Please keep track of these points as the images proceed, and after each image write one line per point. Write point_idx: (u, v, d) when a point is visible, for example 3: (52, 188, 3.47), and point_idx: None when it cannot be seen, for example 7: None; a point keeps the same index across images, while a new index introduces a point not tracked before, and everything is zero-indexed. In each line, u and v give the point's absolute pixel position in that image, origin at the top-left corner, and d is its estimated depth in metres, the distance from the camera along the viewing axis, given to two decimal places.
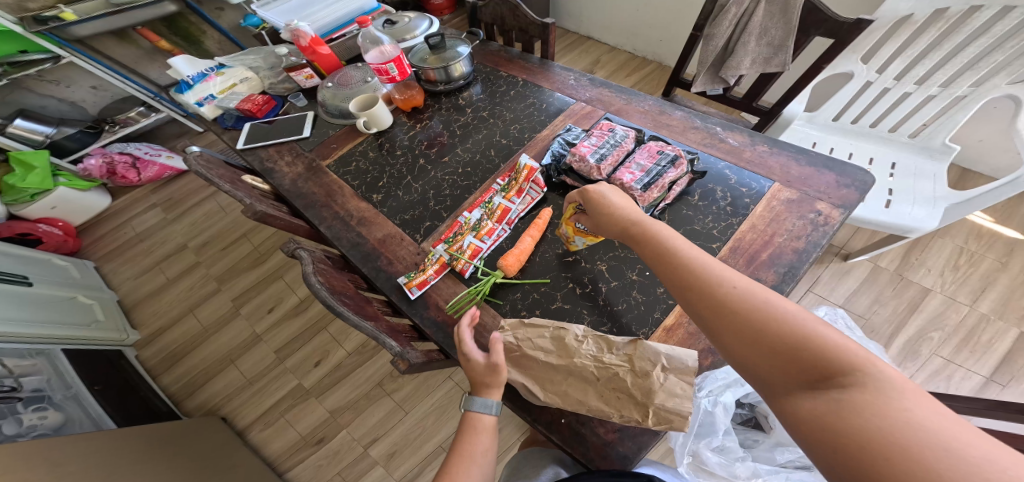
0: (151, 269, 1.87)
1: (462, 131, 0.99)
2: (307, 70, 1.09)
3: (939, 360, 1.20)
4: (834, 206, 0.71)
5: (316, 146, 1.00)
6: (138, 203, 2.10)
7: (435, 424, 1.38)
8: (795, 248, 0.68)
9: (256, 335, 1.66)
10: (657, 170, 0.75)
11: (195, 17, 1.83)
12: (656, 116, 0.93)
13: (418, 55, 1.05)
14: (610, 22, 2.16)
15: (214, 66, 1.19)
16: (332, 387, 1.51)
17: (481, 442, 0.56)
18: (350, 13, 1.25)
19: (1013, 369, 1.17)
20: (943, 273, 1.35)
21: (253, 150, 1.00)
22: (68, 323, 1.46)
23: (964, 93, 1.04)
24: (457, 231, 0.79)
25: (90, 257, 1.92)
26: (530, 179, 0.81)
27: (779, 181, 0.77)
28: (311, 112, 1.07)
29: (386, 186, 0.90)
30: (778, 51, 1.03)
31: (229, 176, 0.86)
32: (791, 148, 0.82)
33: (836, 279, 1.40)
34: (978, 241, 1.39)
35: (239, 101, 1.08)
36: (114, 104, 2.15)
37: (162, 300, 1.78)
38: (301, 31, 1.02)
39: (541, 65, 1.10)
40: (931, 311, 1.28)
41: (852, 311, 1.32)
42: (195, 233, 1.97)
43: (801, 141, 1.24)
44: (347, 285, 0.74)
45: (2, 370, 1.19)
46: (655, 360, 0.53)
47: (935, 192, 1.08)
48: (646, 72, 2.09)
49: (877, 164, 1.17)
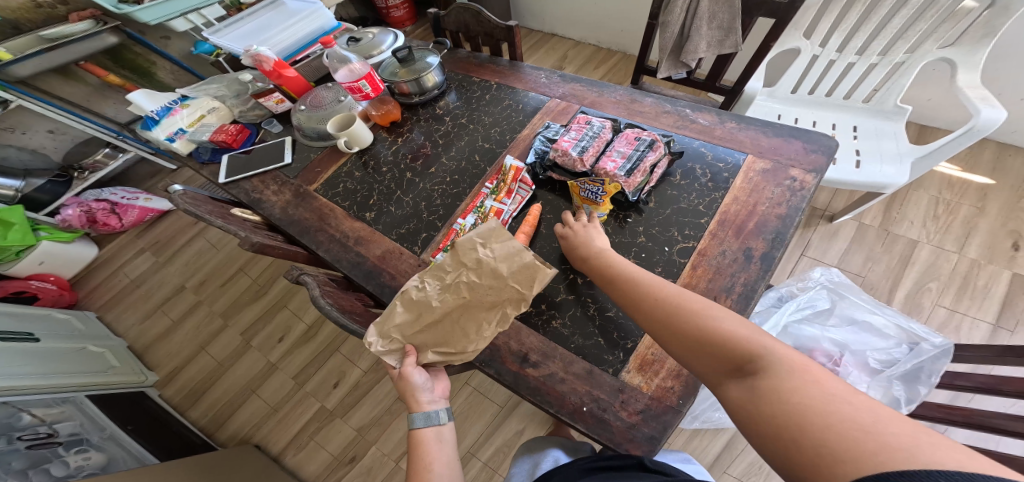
0: (154, 314, 1.85)
1: (444, 140, 0.98)
2: (276, 94, 1.07)
3: (944, 311, 1.25)
4: (806, 171, 0.74)
5: (300, 173, 0.98)
6: (125, 249, 2.06)
7: (462, 430, 1.36)
8: (778, 215, 0.71)
9: (271, 364, 1.66)
10: (637, 155, 0.77)
11: (141, 48, 1.76)
12: (629, 105, 0.94)
13: (388, 70, 1.03)
14: (571, 17, 2.13)
15: (177, 98, 1.16)
16: (354, 406, 1.53)
17: (431, 452, 0.55)
18: (310, 35, 1.24)
19: (1016, 313, 1.22)
20: (926, 225, 1.41)
21: (236, 182, 0.99)
22: (85, 372, 1.44)
23: (900, 60, 1.10)
24: (454, 237, 0.79)
25: (91, 307, 1.89)
26: (518, 179, 0.82)
27: (751, 154, 0.80)
28: (288, 138, 1.06)
29: (377, 203, 0.89)
30: (729, 34, 1.03)
31: (219, 211, 0.86)
32: (758, 122, 0.85)
33: (826, 241, 1.45)
34: (950, 189, 1.46)
35: (212, 132, 1.07)
36: (77, 146, 2.06)
37: (168, 343, 1.77)
38: (263, 56, 0.99)
39: (512, 67, 1.09)
40: (923, 262, 1.34)
41: (849, 271, 1.37)
42: (191, 273, 1.94)
43: (768, 115, 1.25)
44: (354, 303, 0.77)
45: (34, 420, 1.21)
46: (474, 248, 0.58)
47: (899, 150, 1.11)
48: (613, 63, 2.08)
49: (841, 128, 1.20)
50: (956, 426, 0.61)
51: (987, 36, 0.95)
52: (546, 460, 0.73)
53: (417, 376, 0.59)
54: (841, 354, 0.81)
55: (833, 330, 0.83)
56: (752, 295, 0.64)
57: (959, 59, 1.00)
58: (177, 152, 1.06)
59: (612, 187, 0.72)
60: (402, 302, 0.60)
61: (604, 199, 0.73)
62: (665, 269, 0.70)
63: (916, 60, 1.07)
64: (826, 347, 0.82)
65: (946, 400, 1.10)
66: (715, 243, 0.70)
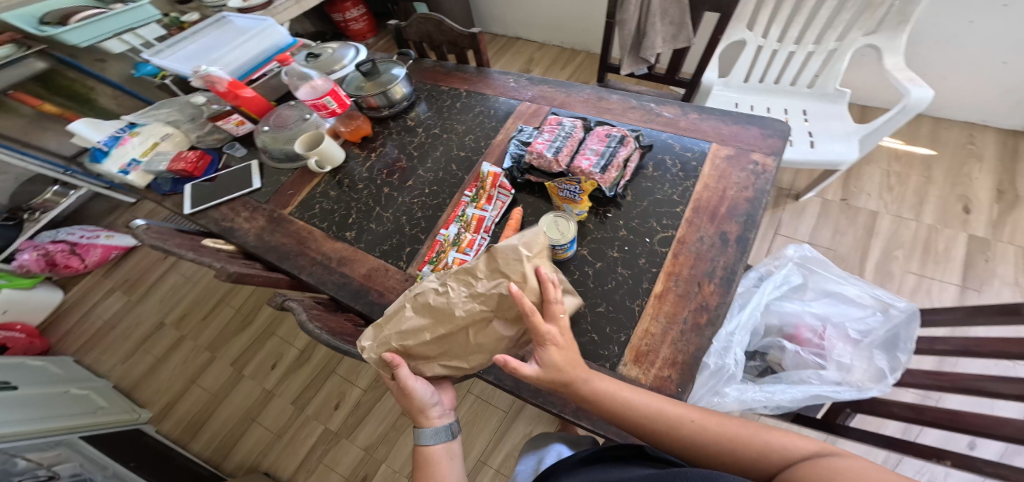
0: (135, 353, 1.78)
1: (419, 152, 0.97)
2: (235, 116, 1.04)
3: (913, 277, 1.31)
4: (766, 154, 0.77)
5: (272, 196, 0.95)
6: (93, 290, 1.98)
7: (470, 437, 1.36)
8: (746, 198, 0.73)
9: (267, 391, 1.63)
10: (610, 151, 0.78)
11: (75, 73, 1.60)
12: (597, 103, 0.94)
13: (353, 84, 1.00)
14: (531, 22, 2.13)
15: (125, 125, 1.09)
16: (359, 425, 1.51)
17: (441, 471, 0.54)
18: (263, 53, 1.20)
19: (979, 273, 1.28)
20: (882, 196, 1.48)
21: (203, 212, 0.95)
22: (72, 413, 1.35)
23: (834, 47, 1.18)
24: (439, 249, 0.79)
25: (66, 353, 1.80)
26: (497, 184, 0.82)
27: (715, 141, 0.82)
28: (254, 161, 1.03)
29: (356, 221, 0.87)
30: (681, 28, 1.05)
31: (189, 243, 0.83)
32: (718, 111, 0.87)
33: (796, 218, 1.49)
34: (898, 162, 1.54)
35: (169, 161, 1.01)
36: (26, 187, 1.95)
37: (157, 378, 1.71)
38: (215, 77, 0.96)
39: (480, 74, 1.09)
40: (886, 231, 1.40)
41: (820, 245, 1.42)
42: (168, 308, 1.88)
43: (726, 104, 1.28)
44: (344, 324, 0.75)
45: (29, 464, 1.13)
46: (519, 256, 0.52)
47: (846, 128, 1.16)
48: (579, 62, 2.08)
49: (792, 113, 1.25)
50: (946, 392, 0.59)
51: (904, 22, 1.05)
52: (549, 454, 0.73)
53: (420, 387, 0.56)
54: (825, 326, 0.82)
55: (816, 306, 0.85)
56: (733, 277, 0.66)
57: (881, 44, 1.10)
58: (134, 185, 1.01)
59: (589, 185, 0.73)
60: (416, 305, 0.55)
61: (584, 196, 0.73)
62: (648, 259, 0.71)
63: (846, 48, 1.15)
64: (810, 322, 0.84)
65: (933, 366, 1.14)
66: (692, 230, 0.72)
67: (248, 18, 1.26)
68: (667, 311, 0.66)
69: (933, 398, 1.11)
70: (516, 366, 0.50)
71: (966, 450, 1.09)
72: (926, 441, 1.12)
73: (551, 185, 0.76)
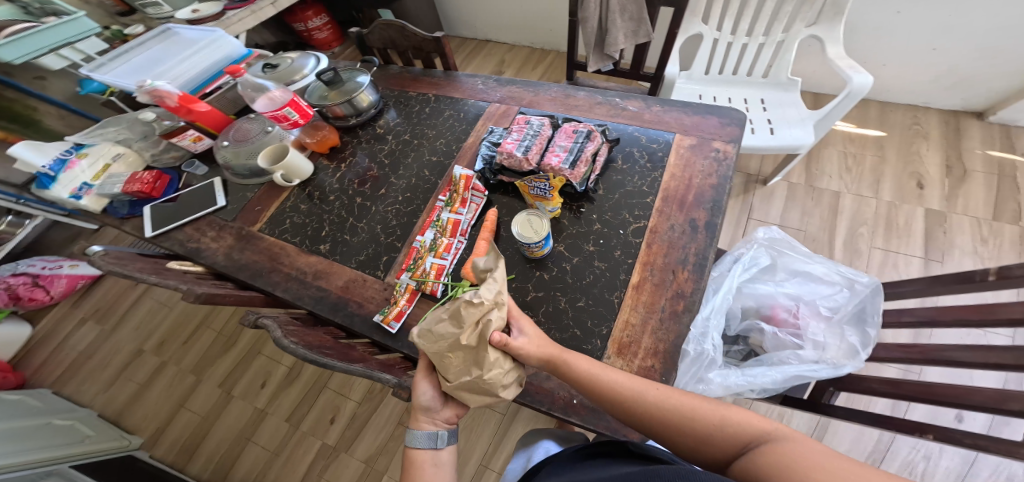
0: (116, 380, 1.76)
1: (390, 160, 0.96)
2: (191, 133, 1.02)
3: (879, 252, 1.35)
4: (726, 142, 0.79)
5: (238, 214, 0.93)
6: (64, 321, 1.93)
7: (469, 443, 1.35)
8: (711, 185, 0.75)
9: (259, 410, 1.61)
10: (577, 147, 0.78)
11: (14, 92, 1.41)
12: (564, 100, 0.94)
13: (315, 94, 0.99)
14: (499, 24, 2.15)
15: (70, 146, 1.06)
16: (357, 438, 1.49)
17: (426, 476, 0.54)
18: (215, 63, 1.19)
19: (939, 245, 1.33)
20: (842, 177, 1.51)
21: (165, 234, 0.92)
22: (52, 445, 1.34)
23: (781, 38, 1.23)
24: (416, 256, 0.78)
25: (43, 385, 1.77)
26: (470, 187, 0.82)
27: (678, 132, 0.83)
28: (217, 178, 1.00)
29: (330, 233, 0.87)
30: (641, 24, 1.05)
31: (151, 267, 0.82)
32: (679, 102, 0.89)
33: (766, 203, 1.50)
34: (852, 144, 1.58)
35: (124, 183, 0.97)
36: None
37: (143, 403, 1.69)
38: (162, 91, 0.89)
39: (447, 77, 1.09)
40: (849, 210, 1.43)
41: (791, 227, 1.43)
42: (146, 335, 1.85)
43: (690, 96, 1.30)
44: (322, 338, 0.74)
45: None
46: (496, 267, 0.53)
47: (800, 115, 1.19)
48: (549, 62, 2.10)
49: (751, 102, 1.27)
50: (917, 364, 0.61)
51: (840, 13, 1.12)
52: (538, 451, 0.73)
53: (426, 392, 0.57)
54: (798, 306, 0.84)
55: (790, 286, 0.86)
56: (705, 263, 0.67)
57: (822, 35, 1.15)
58: (88, 209, 0.97)
59: (558, 181, 0.73)
60: (453, 311, 0.50)
61: (553, 193, 0.73)
62: (624, 251, 0.72)
63: (793, 38, 1.21)
64: (784, 303, 0.85)
65: (910, 340, 1.15)
66: (663, 219, 0.73)
67: (196, 30, 1.26)
68: (645, 301, 0.66)
69: (915, 371, 1.12)
70: (510, 340, 0.51)
71: (955, 423, 1.10)
72: (915, 417, 1.12)
73: (520, 184, 0.76)
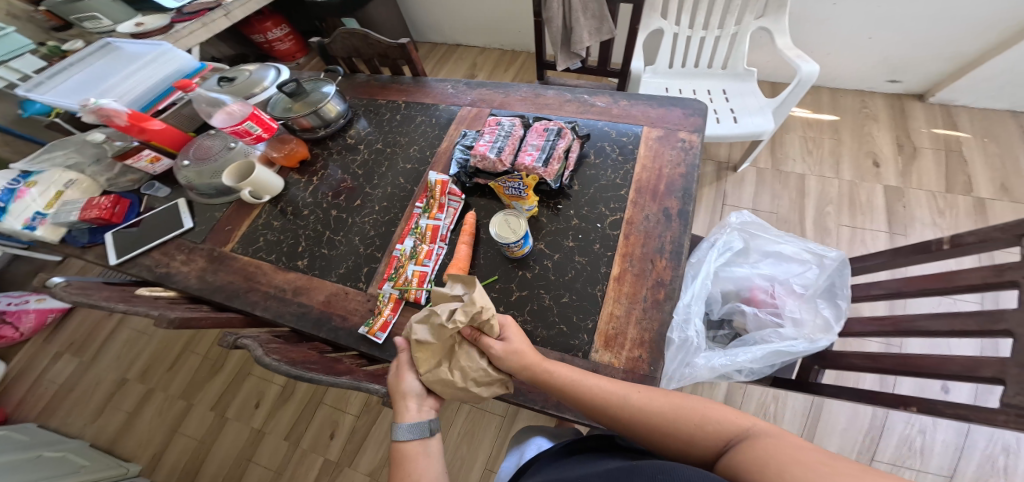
0: (104, 410, 1.70)
1: (364, 170, 0.96)
2: (146, 152, 0.97)
3: (846, 230, 1.38)
4: (691, 132, 0.81)
5: (207, 235, 0.92)
6: (38, 357, 1.86)
7: (471, 450, 1.33)
8: (680, 174, 0.76)
9: (256, 430, 1.58)
10: (549, 144, 0.79)
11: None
12: (535, 100, 0.95)
13: (278, 106, 0.96)
14: (468, 28, 2.15)
15: (18, 176, 1.02)
16: (359, 452, 1.47)
17: (419, 467, 0.51)
18: (163, 78, 1.16)
19: (899, 219, 1.38)
20: (804, 160, 1.55)
21: (131, 260, 0.90)
22: (52, 475, 1.30)
23: (734, 31, 1.27)
24: (397, 265, 0.78)
25: (27, 419, 1.71)
26: (446, 192, 0.82)
27: (646, 125, 0.84)
28: (181, 199, 0.98)
29: (306, 248, 0.86)
30: (603, 21, 1.08)
31: (118, 295, 0.80)
32: (645, 96, 0.90)
33: (738, 188, 1.52)
34: (809, 129, 1.62)
35: (81, 211, 0.93)
36: None
37: (135, 431, 1.64)
38: (111, 111, 0.84)
39: (416, 84, 1.09)
40: (814, 191, 1.47)
41: (763, 211, 1.46)
42: (129, 363, 1.80)
43: (656, 90, 1.32)
44: (307, 354, 0.73)
45: None
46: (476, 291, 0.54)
47: (759, 103, 1.22)
48: (520, 63, 2.12)
49: (714, 93, 1.29)
50: (889, 336, 0.64)
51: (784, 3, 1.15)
52: (530, 449, 0.73)
53: (411, 382, 0.57)
54: (773, 286, 0.85)
55: (765, 266, 0.88)
56: (681, 250, 0.68)
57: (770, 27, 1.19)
58: (45, 240, 0.93)
59: (532, 180, 0.73)
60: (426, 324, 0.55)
61: (528, 190, 0.73)
62: (603, 244, 0.72)
63: (744, 31, 1.25)
64: (760, 284, 0.86)
65: (886, 312, 1.19)
66: (639, 211, 0.73)
67: (139, 44, 1.22)
68: (628, 291, 0.66)
69: (896, 344, 1.15)
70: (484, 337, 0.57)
71: (942, 395, 1.13)
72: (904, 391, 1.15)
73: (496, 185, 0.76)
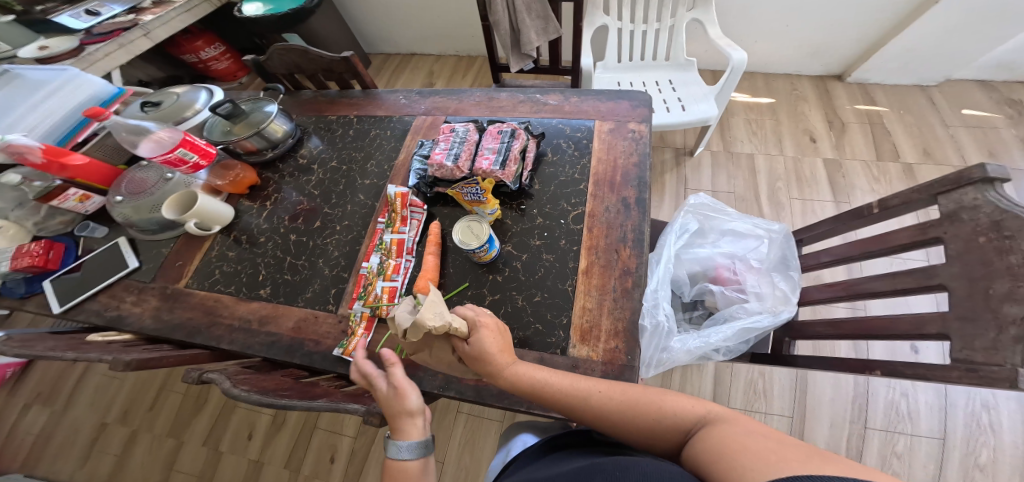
0: (89, 456, 1.63)
1: (320, 190, 0.94)
2: (72, 190, 0.92)
3: (797, 202, 1.43)
4: (639, 122, 0.83)
5: (157, 272, 0.89)
6: (6, 411, 1.76)
7: (474, 459, 1.32)
8: (633, 164, 0.78)
9: (253, 461, 1.53)
10: (505, 146, 0.79)
11: None
12: (489, 103, 0.95)
13: (217, 130, 0.94)
14: (421, 37, 2.15)
15: None
16: (361, 473, 1.44)
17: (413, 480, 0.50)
18: (80, 103, 1.12)
19: (840, 187, 1.44)
20: (751, 140, 1.60)
21: (79, 306, 0.86)
22: None
23: (671, 23, 1.31)
24: (365, 282, 0.77)
25: (10, 471, 1.63)
26: (408, 204, 0.81)
27: (597, 119, 0.86)
28: (121, 238, 0.94)
29: (268, 276, 0.84)
30: (548, 20, 1.11)
31: (68, 344, 0.77)
32: (594, 90, 0.91)
33: (697, 172, 1.56)
34: (751, 112, 1.66)
35: (11, 260, 0.88)
36: None
37: (130, 470, 1.57)
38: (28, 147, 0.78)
39: (366, 97, 1.08)
40: (765, 168, 1.52)
41: (722, 191, 1.50)
42: (106, 407, 1.71)
43: (608, 84, 1.34)
44: (280, 382, 0.71)
45: None
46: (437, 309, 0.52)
47: (703, 90, 1.26)
48: (477, 68, 2.13)
49: (660, 84, 1.32)
50: (842, 299, 0.67)
51: None
52: (515, 445, 0.73)
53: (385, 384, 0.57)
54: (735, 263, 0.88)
55: (725, 245, 0.90)
56: (643, 237, 0.69)
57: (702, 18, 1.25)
58: None
59: (489, 184, 0.74)
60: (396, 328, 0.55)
61: (486, 193, 0.73)
62: (568, 239, 0.73)
63: (680, 22, 1.28)
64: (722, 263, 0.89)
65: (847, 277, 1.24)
66: (600, 203, 0.74)
67: (47, 70, 1.18)
68: (597, 283, 0.67)
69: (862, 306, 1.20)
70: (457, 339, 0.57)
71: (913, 355, 1.18)
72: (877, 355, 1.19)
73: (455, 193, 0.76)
